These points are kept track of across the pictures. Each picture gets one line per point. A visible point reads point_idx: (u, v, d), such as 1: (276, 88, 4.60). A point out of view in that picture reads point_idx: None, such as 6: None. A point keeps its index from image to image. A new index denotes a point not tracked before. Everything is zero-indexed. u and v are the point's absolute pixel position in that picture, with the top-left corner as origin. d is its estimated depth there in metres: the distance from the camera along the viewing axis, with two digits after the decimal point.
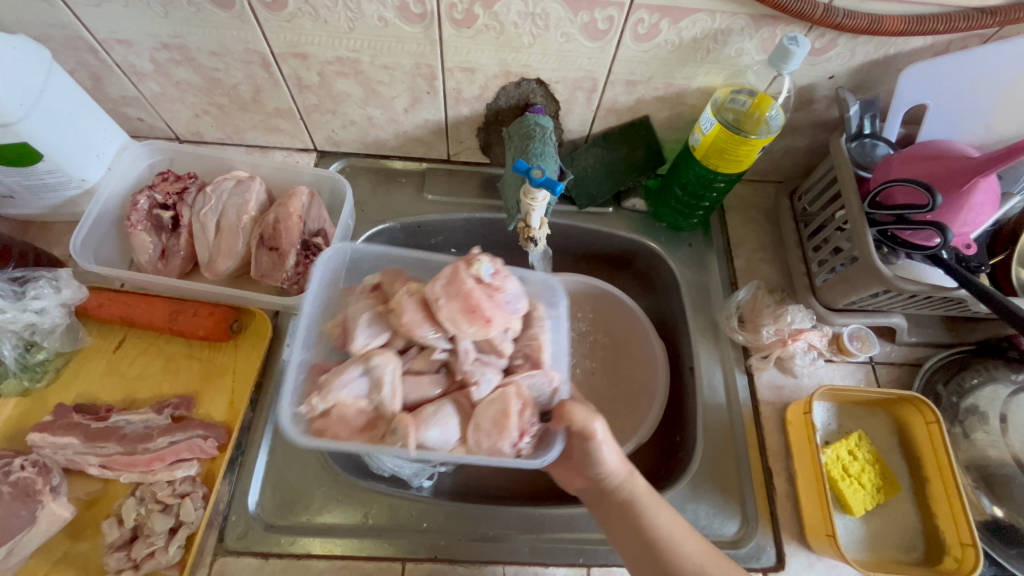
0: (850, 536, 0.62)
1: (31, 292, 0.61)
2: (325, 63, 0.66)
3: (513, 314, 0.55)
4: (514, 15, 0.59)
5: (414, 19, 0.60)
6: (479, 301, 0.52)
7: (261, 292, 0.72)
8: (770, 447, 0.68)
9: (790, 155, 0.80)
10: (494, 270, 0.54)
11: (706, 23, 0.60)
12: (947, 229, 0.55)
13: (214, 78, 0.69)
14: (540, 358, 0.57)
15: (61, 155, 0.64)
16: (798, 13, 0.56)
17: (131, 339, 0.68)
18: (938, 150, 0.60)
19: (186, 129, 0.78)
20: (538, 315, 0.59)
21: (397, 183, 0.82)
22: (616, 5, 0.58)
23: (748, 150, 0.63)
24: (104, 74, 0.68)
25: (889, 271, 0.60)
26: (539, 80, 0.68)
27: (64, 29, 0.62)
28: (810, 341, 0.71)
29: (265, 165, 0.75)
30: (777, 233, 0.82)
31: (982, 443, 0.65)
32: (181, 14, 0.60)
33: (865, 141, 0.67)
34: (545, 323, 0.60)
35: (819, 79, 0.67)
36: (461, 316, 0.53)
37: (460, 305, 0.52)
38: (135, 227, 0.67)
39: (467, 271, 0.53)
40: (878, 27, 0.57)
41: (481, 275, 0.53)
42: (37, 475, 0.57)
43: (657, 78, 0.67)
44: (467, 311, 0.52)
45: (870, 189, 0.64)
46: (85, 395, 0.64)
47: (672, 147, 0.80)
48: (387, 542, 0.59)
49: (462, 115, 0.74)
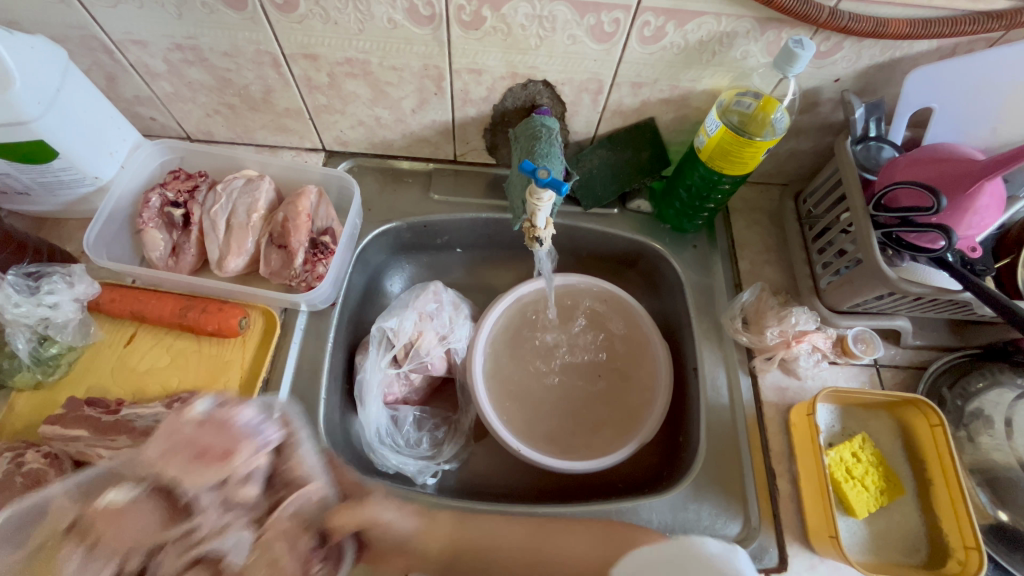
0: (853, 539, 0.62)
1: (45, 286, 0.62)
2: (335, 64, 0.67)
3: (262, 446, 0.43)
4: (521, 18, 0.60)
5: (423, 21, 0.61)
6: (209, 442, 0.41)
7: (269, 289, 0.73)
8: (774, 448, 0.68)
9: (796, 157, 0.80)
10: (219, 401, 0.45)
11: (712, 26, 0.60)
12: (952, 232, 0.55)
13: (226, 78, 0.70)
14: (304, 475, 0.45)
15: (76, 153, 0.65)
16: (803, 16, 0.56)
17: (141, 335, 0.69)
18: (943, 153, 0.60)
19: (197, 128, 0.79)
20: (291, 443, 0.46)
21: (403, 183, 0.83)
22: (623, 8, 0.58)
23: (753, 152, 0.64)
24: (118, 74, 0.70)
25: (894, 274, 0.60)
26: (546, 82, 0.69)
27: (80, 29, 0.63)
28: (814, 343, 0.70)
29: (274, 164, 0.77)
30: (782, 235, 0.82)
31: (986, 446, 0.65)
32: (195, 15, 0.61)
33: (871, 144, 0.67)
34: (303, 444, 0.47)
35: (824, 82, 0.67)
36: (195, 465, 0.40)
37: (186, 456, 0.40)
38: (147, 224, 0.68)
39: (188, 415, 0.43)
40: (884, 31, 0.57)
41: (200, 414, 0.43)
42: (49, 466, 0.58)
43: (662, 80, 0.68)
44: (197, 458, 0.40)
45: (875, 192, 0.64)
46: (96, 389, 0.65)
47: (677, 149, 0.80)
48: None
49: (468, 116, 0.75)
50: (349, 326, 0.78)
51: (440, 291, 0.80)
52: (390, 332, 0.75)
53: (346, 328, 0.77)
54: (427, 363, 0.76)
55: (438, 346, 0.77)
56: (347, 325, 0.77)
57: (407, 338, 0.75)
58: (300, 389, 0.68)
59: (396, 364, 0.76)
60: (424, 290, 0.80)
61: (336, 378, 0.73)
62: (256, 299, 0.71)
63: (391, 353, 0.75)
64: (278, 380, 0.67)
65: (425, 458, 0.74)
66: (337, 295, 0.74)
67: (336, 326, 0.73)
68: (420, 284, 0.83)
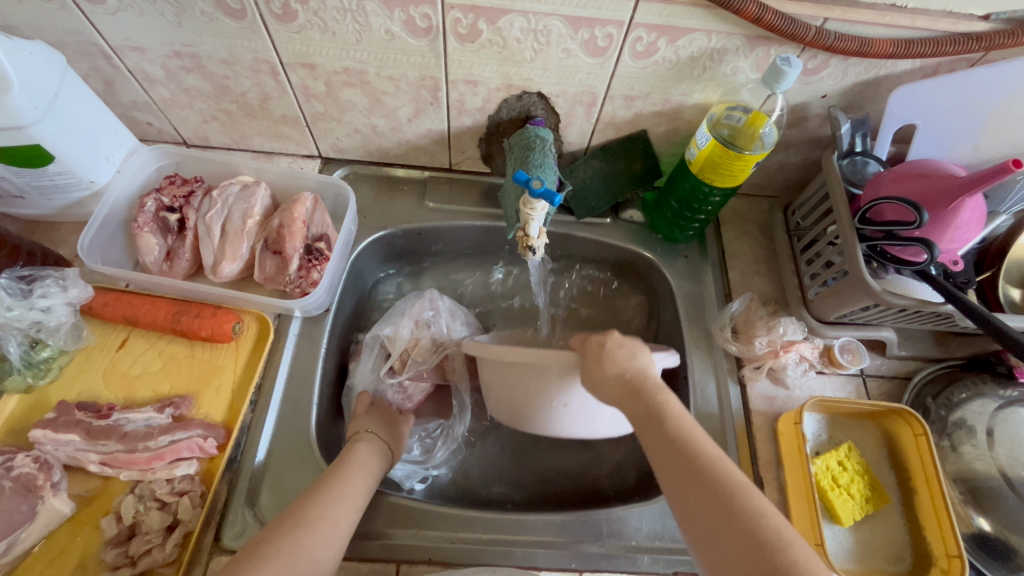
0: (839, 546, 0.63)
1: (38, 290, 0.62)
2: (333, 73, 0.68)
3: None
4: (517, 32, 0.61)
5: (420, 33, 0.62)
6: None
7: (263, 294, 0.74)
8: (762, 456, 0.68)
9: (784, 170, 0.81)
10: None
11: (702, 42, 0.61)
12: (934, 246, 0.57)
13: (224, 85, 0.70)
14: None
15: (72, 157, 0.65)
16: (791, 34, 0.57)
17: (134, 339, 0.69)
18: (925, 169, 0.61)
19: (194, 134, 0.79)
20: None
21: (399, 191, 0.84)
22: (616, 24, 0.60)
23: (742, 166, 0.65)
24: (116, 79, 0.70)
25: (879, 286, 0.61)
26: (541, 93, 0.70)
27: (79, 35, 0.64)
28: (802, 353, 0.72)
29: (270, 170, 0.77)
30: (772, 247, 0.83)
31: (969, 456, 0.67)
32: (194, 24, 0.62)
33: (857, 158, 0.69)
34: None
35: (811, 98, 0.69)
36: None
37: None
38: (142, 228, 0.68)
39: None
40: (868, 50, 0.59)
41: None
42: (38, 471, 0.57)
43: (654, 94, 0.69)
44: None
45: (860, 206, 0.66)
46: (87, 393, 0.65)
47: (668, 161, 0.82)
48: (385, 546, 0.61)
49: (464, 126, 0.76)
50: (342, 332, 0.78)
51: (437, 298, 0.80)
52: (386, 339, 0.76)
53: (338, 333, 0.77)
54: (422, 370, 0.77)
55: (434, 355, 0.77)
56: (340, 329, 0.77)
57: (403, 347, 0.76)
58: (291, 395, 0.68)
59: (393, 373, 0.76)
60: (419, 298, 0.79)
61: (326, 386, 0.73)
62: (250, 305, 0.71)
63: (388, 363, 0.76)
64: (271, 385, 0.67)
65: (414, 461, 0.75)
66: (331, 301, 0.75)
67: (329, 331, 0.73)
68: (415, 293, 0.81)
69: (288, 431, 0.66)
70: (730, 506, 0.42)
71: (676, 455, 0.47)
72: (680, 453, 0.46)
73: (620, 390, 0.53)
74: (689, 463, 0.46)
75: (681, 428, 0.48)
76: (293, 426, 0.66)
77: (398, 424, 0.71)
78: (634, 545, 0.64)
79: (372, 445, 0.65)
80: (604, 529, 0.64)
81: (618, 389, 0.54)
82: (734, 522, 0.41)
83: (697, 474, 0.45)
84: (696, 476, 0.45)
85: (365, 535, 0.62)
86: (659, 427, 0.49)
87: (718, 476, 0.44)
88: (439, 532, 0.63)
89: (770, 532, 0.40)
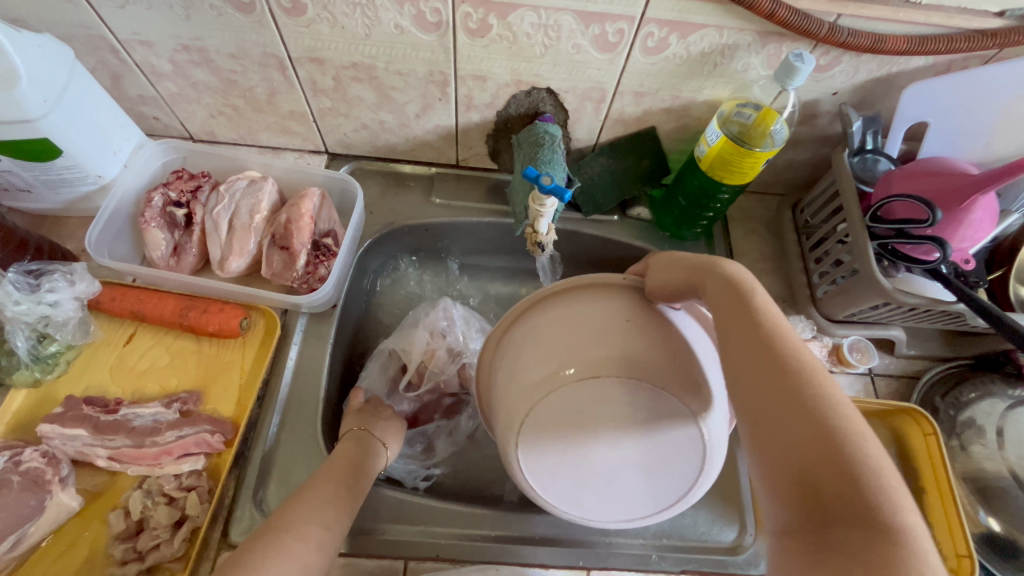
0: None
1: (46, 284, 0.62)
2: (341, 68, 0.67)
3: None
4: (527, 27, 0.61)
5: (430, 27, 0.62)
6: None
7: (270, 290, 0.74)
8: None
9: (793, 168, 0.81)
10: None
11: (714, 38, 0.61)
12: (947, 244, 0.56)
13: (232, 80, 0.70)
14: None
15: (79, 151, 0.65)
16: (804, 30, 0.57)
17: (141, 334, 0.69)
18: (938, 167, 0.61)
19: (200, 129, 0.79)
20: None
21: (406, 187, 0.84)
22: (627, 19, 0.59)
23: (752, 163, 0.65)
24: (123, 74, 0.70)
25: (890, 284, 0.61)
26: (549, 89, 0.70)
27: (87, 29, 0.63)
28: (811, 351, 0.72)
29: (277, 166, 0.77)
30: (780, 245, 0.83)
31: (978, 455, 0.66)
32: (202, 18, 0.62)
33: (867, 156, 0.68)
34: None
35: (822, 95, 0.68)
36: None
37: None
38: (149, 224, 0.68)
39: None
40: (882, 46, 0.58)
41: None
42: (47, 465, 0.57)
43: (664, 91, 0.69)
44: None
45: (872, 204, 0.65)
46: (94, 388, 0.65)
47: (677, 158, 0.81)
48: (394, 542, 0.61)
49: (472, 121, 0.76)
50: (348, 328, 0.78)
51: (450, 307, 0.79)
52: (401, 352, 0.77)
53: (345, 329, 0.77)
54: (440, 380, 0.76)
55: (450, 364, 0.76)
56: (346, 326, 0.77)
57: (419, 360, 0.76)
58: (298, 390, 0.68)
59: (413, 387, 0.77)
60: (434, 308, 0.79)
61: (333, 382, 0.73)
62: (257, 300, 0.71)
63: (406, 378, 0.76)
64: (277, 381, 0.67)
65: (413, 459, 0.74)
66: (339, 298, 0.74)
67: (336, 327, 0.73)
68: (430, 303, 0.80)
69: (295, 427, 0.66)
70: (792, 379, 0.36)
71: (740, 324, 0.41)
72: (748, 322, 0.41)
73: (683, 277, 0.48)
74: (755, 334, 0.40)
75: (755, 301, 0.42)
76: (300, 421, 0.66)
77: (394, 422, 0.69)
78: (641, 543, 0.63)
79: (365, 445, 0.63)
80: (612, 526, 0.64)
81: (683, 273, 0.49)
82: (796, 392, 0.36)
83: (762, 344, 0.39)
84: (761, 345, 0.39)
85: (373, 532, 0.61)
86: (730, 298, 0.43)
87: (790, 351, 0.38)
88: (445, 529, 0.63)
89: (833, 415, 0.34)
